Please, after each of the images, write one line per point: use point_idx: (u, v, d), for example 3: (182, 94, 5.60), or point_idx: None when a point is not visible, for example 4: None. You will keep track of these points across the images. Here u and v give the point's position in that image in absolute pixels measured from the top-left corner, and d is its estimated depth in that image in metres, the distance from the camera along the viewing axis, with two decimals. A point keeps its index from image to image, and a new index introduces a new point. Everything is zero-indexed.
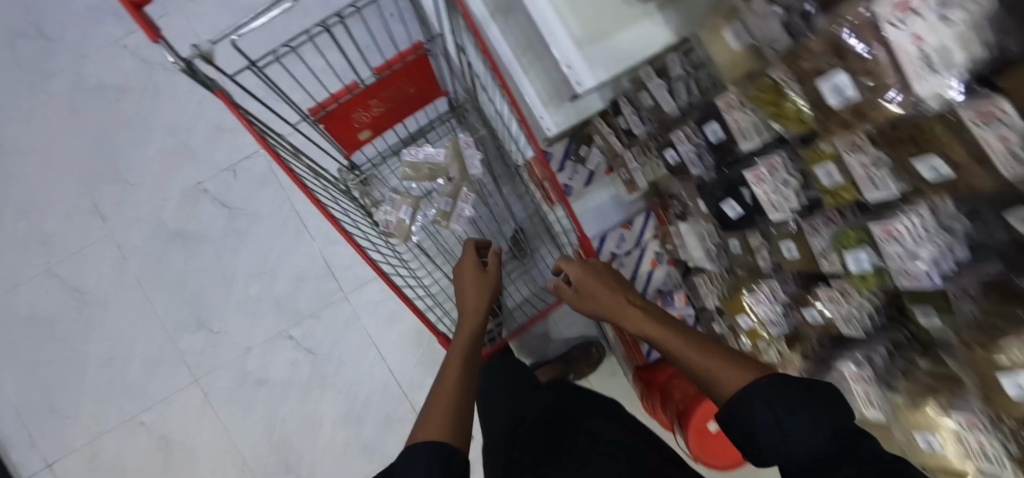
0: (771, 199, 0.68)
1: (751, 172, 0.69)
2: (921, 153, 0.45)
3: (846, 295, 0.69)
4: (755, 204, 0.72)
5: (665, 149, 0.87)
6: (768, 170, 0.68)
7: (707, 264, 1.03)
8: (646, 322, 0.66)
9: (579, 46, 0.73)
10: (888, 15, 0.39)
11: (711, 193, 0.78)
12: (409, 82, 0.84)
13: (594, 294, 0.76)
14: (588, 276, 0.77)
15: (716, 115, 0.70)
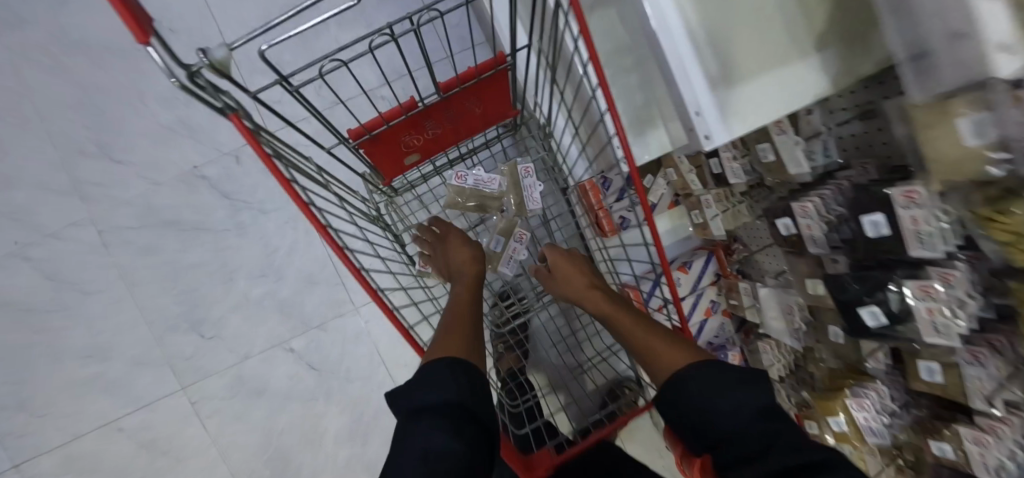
0: (935, 317, 0.55)
1: (916, 283, 0.55)
2: None
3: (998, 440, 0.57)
4: (905, 316, 0.57)
5: (779, 217, 0.71)
6: (941, 285, 0.54)
7: (788, 339, 0.88)
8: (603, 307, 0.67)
9: (713, 87, 0.56)
10: None
11: (845, 287, 0.61)
12: (478, 100, 0.65)
13: (567, 279, 0.76)
14: (566, 262, 0.78)
15: (887, 205, 0.53)
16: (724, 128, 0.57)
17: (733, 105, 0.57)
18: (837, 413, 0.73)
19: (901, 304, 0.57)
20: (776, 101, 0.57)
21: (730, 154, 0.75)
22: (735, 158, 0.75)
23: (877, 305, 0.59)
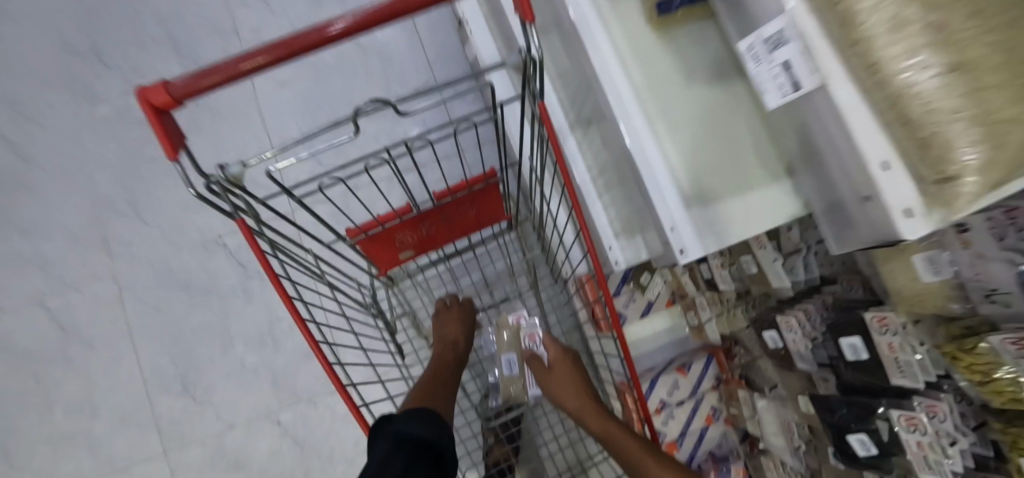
0: (925, 454, 0.51)
1: (901, 415, 0.52)
2: None
3: None
4: (895, 447, 0.54)
5: (766, 329, 0.73)
6: (927, 417, 0.51)
7: (788, 457, 0.84)
8: (592, 413, 0.72)
9: (687, 207, 0.62)
10: None
11: (834, 409, 0.60)
12: (473, 205, 0.72)
13: (559, 370, 0.81)
14: (562, 357, 0.83)
15: (862, 330, 0.54)
16: (699, 245, 0.61)
17: (705, 225, 0.61)
18: None
19: (892, 432, 0.54)
20: (748, 220, 0.62)
21: (718, 261, 0.81)
22: (723, 266, 0.80)
23: (866, 433, 0.57)
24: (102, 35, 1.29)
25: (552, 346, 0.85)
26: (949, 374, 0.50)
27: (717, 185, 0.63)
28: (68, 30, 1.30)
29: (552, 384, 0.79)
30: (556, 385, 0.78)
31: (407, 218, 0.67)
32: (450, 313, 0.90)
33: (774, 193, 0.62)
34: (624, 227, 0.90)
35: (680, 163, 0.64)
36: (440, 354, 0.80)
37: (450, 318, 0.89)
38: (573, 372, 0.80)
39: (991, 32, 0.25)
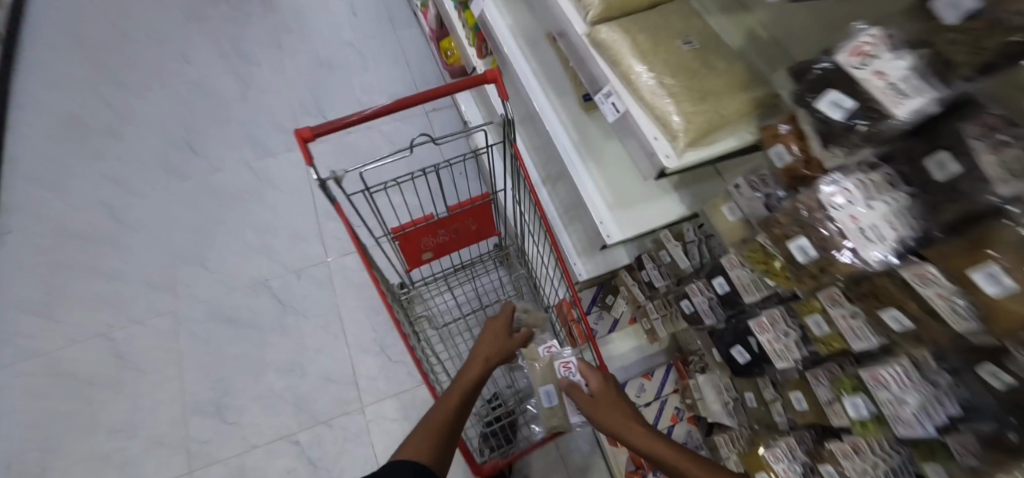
0: (774, 346, 0.77)
1: (755, 321, 0.80)
2: (883, 305, 0.57)
3: (858, 447, 0.69)
4: (761, 352, 0.82)
5: (682, 300, 0.98)
6: (770, 321, 0.79)
7: (725, 418, 1.05)
8: (641, 436, 0.78)
9: (610, 208, 0.95)
10: (831, 200, 0.56)
11: (723, 339, 0.88)
12: (472, 221, 1.05)
13: (604, 400, 0.84)
14: (604, 389, 0.86)
15: (722, 272, 0.87)
16: (619, 232, 0.93)
17: (624, 219, 0.94)
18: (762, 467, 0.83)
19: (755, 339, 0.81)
20: (653, 219, 0.95)
21: (649, 264, 1.12)
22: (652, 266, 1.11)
23: (742, 347, 0.85)
24: (197, 136, 1.75)
25: (596, 378, 0.88)
26: (776, 291, 0.78)
27: (632, 196, 0.97)
28: (172, 133, 1.77)
29: (592, 410, 0.84)
30: (599, 414, 0.83)
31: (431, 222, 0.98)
32: (484, 344, 0.94)
33: (668, 202, 0.97)
34: (584, 249, 1.22)
35: (608, 184, 0.98)
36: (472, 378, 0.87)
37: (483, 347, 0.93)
38: (617, 403, 0.84)
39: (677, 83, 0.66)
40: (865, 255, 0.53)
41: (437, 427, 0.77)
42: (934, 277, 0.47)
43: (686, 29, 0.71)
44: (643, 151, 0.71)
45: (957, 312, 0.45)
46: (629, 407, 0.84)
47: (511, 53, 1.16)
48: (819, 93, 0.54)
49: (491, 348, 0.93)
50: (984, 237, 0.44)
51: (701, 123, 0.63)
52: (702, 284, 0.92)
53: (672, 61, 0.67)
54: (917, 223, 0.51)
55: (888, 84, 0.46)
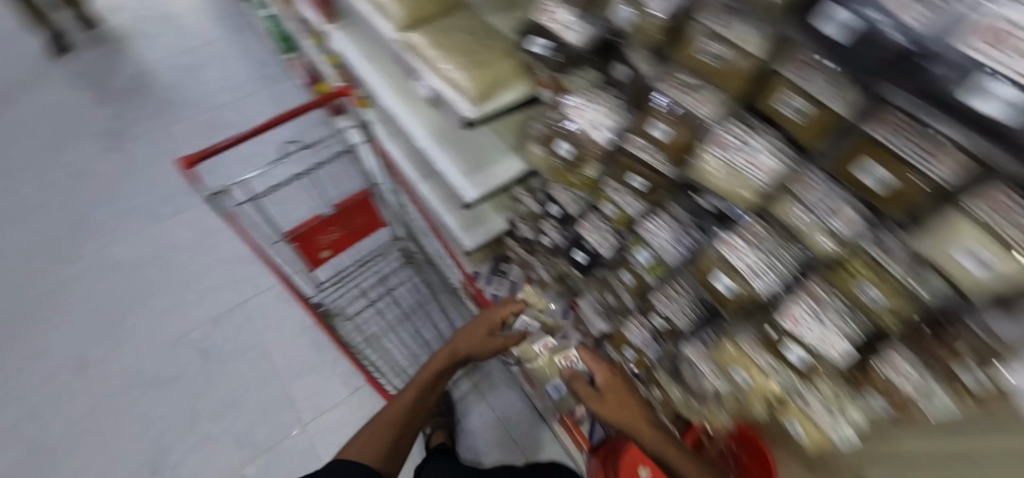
0: (596, 240, 1.02)
1: (581, 226, 1.04)
2: (630, 174, 0.85)
3: (672, 295, 0.92)
4: (593, 252, 1.04)
5: (540, 235, 1.21)
6: (590, 223, 1.02)
7: (601, 324, 1.17)
8: (638, 421, 1.04)
9: (466, 176, 1.18)
10: (573, 109, 0.86)
11: (566, 251, 1.11)
12: (359, 214, 1.22)
13: (608, 391, 1.08)
14: (609, 378, 1.09)
15: (553, 199, 1.12)
16: (474, 191, 1.16)
17: (478, 182, 1.17)
18: (624, 343, 1.11)
19: (581, 240, 1.06)
20: (500, 177, 1.18)
21: (521, 219, 1.29)
22: (522, 220, 1.30)
23: (580, 252, 1.07)
24: (115, 237, 2.06)
25: (602, 370, 1.10)
26: (587, 199, 1.03)
27: (481, 163, 1.19)
28: (96, 235, 2.08)
29: (593, 401, 1.08)
30: (604, 403, 1.06)
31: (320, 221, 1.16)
32: (452, 349, 1.28)
33: (513, 162, 1.20)
34: (467, 222, 1.38)
35: (460, 157, 1.20)
36: (427, 385, 1.24)
37: (448, 353, 1.28)
38: (621, 392, 1.08)
39: (463, 60, 0.91)
40: (602, 139, 0.84)
41: (380, 436, 1.13)
42: (642, 143, 0.79)
43: (466, 24, 0.98)
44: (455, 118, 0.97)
45: (663, 159, 0.79)
46: (630, 395, 1.08)
47: (362, 67, 1.35)
48: (530, 39, 0.83)
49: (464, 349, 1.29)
50: (646, 106, 0.77)
51: (484, 82, 0.89)
52: (550, 219, 1.14)
53: (459, 46, 0.93)
54: (624, 112, 0.83)
55: (563, 27, 0.78)
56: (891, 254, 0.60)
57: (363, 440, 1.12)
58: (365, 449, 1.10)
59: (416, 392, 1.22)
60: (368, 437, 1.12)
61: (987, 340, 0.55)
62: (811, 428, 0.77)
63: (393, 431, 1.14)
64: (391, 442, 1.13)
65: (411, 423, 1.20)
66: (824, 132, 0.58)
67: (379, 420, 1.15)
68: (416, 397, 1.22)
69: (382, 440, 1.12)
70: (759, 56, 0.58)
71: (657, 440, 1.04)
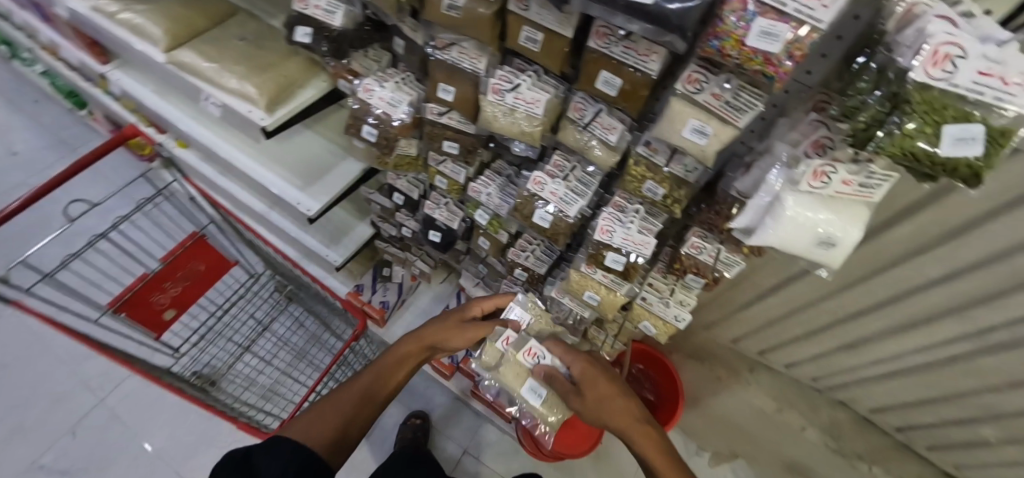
0: (444, 216, 1.07)
1: (427, 206, 1.08)
2: (441, 143, 0.88)
3: (525, 244, 0.99)
4: (445, 227, 1.08)
5: (401, 228, 1.24)
6: (434, 203, 1.07)
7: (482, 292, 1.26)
8: (628, 421, 0.76)
9: (304, 190, 1.13)
10: (365, 94, 0.84)
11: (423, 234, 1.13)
12: (197, 260, 1.14)
13: (589, 382, 0.81)
14: (590, 368, 0.83)
15: (395, 188, 1.11)
16: (315, 202, 1.11)
17: (317, 193, 1.13)
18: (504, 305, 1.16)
19: (431, 220, 1.08)
20: (340, 183, 1.14)
21: (381, 220, 1.32)
22: (383, 221, 1.33)
23: (435, 230, 1.09)
24: None
25: (579, 361, 0.84)
26: (424, 181, 1.09)
27: (316, 174, 1.15)
28: None
29: (573, 397, 0.81)
30: (584, 397, 0.79)
31: (150, 279, 1.06)
32: (419, 340, 0.94)
33: (349, 164, 1.17)
34: (332, 238, 1.37)
35: (293, 174, 1.15)
36: (382, 378, 0.86)
37: (418, 343, 0.94)
38: (610, 384, 0.80)
39: (240, 69, 0.86)
40: (400, 115, 0.84)
41: (336, 424, 0.75)
42: (439, 111, 0.83)
43: (241, 31, 0.93)
44: (257, 134, 0.92)
45: (460, 122, 0.84)
46: (618, 385, 0.81)
47: (150, 99, 1.19)
48: (295, 30, 0.79)
49: (436, 342, 0.95)
50: (431, 73, 0.78)
51: (271, 88, 0.85)
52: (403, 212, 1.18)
53: (236, 55, 0.88)
54: (416, 85, 0.85)
55: (323, 10, 0.74)
56: (656, 150, 0.69)
57: (310, 418, 0.75)
58: (317, 431, 0.73)
59: (374, 379, 0.85)
60: (318, 418, 0.75)
61: (737, 199, 0.68)
62: (660, 323, 0.89)
63: (349, 421, 0.76)
64: (347, 419, 0.76)
65: (363, 411, 0.79)
66: (561, 58, 0.63)
67: (336, 403, 0.78)
68: (375, 385, 0.84)
69: (329, 421, 0.75)
70: (492, 0, 0.62)
71: (653, 446, 0.74)
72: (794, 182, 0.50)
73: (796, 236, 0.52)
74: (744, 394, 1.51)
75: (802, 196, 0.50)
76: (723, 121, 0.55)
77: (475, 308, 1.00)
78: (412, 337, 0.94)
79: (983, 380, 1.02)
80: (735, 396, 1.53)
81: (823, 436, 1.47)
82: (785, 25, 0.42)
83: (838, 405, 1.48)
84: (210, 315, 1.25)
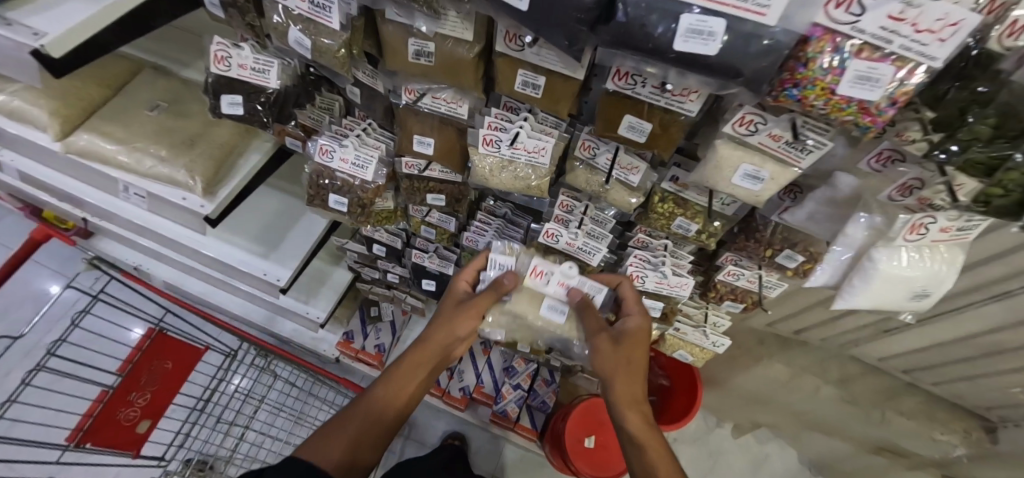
0: (436, 263, 0.95)
1: (415, 255, 0.96)
2: (425, 195, 0.75)
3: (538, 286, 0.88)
4: (438, 274, 0.97)
5: (386, 273, 1.12)
6: (424, 251, 0.95)
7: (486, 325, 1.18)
8: (634, 404, 0.62)
9: (267, 258, 0.96)
10: (322, 156, 0.69)
11: (415, 281, 1.02)
12: (162, 358, 1.00)
13: (632, 344, 0.64)
14: (639, 334, 0.64)
15: (373, 239, 0.97)
16: (285, 270, 0.95)
17: (283, 258, 0.96)
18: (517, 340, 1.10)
19: (421, 268, 0.97)
20: (306, 242, 0.99)
21: (358, 262, 1.14)
22: (359, 263, 1.14)
23: (429, 278, 0.98)
24: None
25: (636, 318, 0.65)
26: (402, 226, 0.95)
27: (277, 235, 0.98)
28: None
29: (600, 346, 0.64)
30: (611, 360, 0.63)
31: (111, 398, 0.91)
32: (433, 340, 0.69)
33: (310, 217, 1.02)
34: (306, 292, 1.21)
35: (249, 240, 0.97)
36: (397, 391, 0.65)
37: (436, 337, 0.70)
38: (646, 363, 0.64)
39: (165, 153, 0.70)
40: (370, 174, 0.70)
41: (344, 445, 0.58)
42: (416, 164, 0.70)
43: (154, 96, 0.81)
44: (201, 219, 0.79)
45: (443, 171, 0.71)
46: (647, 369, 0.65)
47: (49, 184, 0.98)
48: (220, 99, 0.64)
49: (452, 334, 0.70)
50: (400, 124, 0.65)
51: (207, 166, 0.72)
52: (388, 262, 1.06)
53: (159, 130, 0.76)
54: (384, 135, 0.71)
55: (251, 69, 0.61)
56: (686, 185, 0.59)
57: (315, 438, 0.59)
58: (327, 450, 0.57)
59: (388, 391, 0.65)
60: (323, 437, 0.59)
61: (779, 223, 0.61)
62: (695, 350, 0.84)
63: (363, 437, 0.60)
64: (366, 448, 0.59)
65: (375, 426, 0.61)
66: (566, 101, 0.51)
67: (340, 422, 0.61)
68: (387, 400, 0.64)
69: (336, 446, 0.57)
70: (473, 40, 0.48)
71: (656, 450, 0.58)
72: (885, 237, 0.43)
73: (892, 295, 0.45)
74: (758, 369, 1.33)
75: (896, 252, 0.43)
76: (782, 161, 0.46)
77: (467, 273, 0.73)
78: (423, 337, 0.70)
79: (978, 327, 0.88)
80: (746, 370, 1.34)
81: (839, 392, 1.29)
82: (888, 66, 0.32)
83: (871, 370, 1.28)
84: (191, 412, 1.11)
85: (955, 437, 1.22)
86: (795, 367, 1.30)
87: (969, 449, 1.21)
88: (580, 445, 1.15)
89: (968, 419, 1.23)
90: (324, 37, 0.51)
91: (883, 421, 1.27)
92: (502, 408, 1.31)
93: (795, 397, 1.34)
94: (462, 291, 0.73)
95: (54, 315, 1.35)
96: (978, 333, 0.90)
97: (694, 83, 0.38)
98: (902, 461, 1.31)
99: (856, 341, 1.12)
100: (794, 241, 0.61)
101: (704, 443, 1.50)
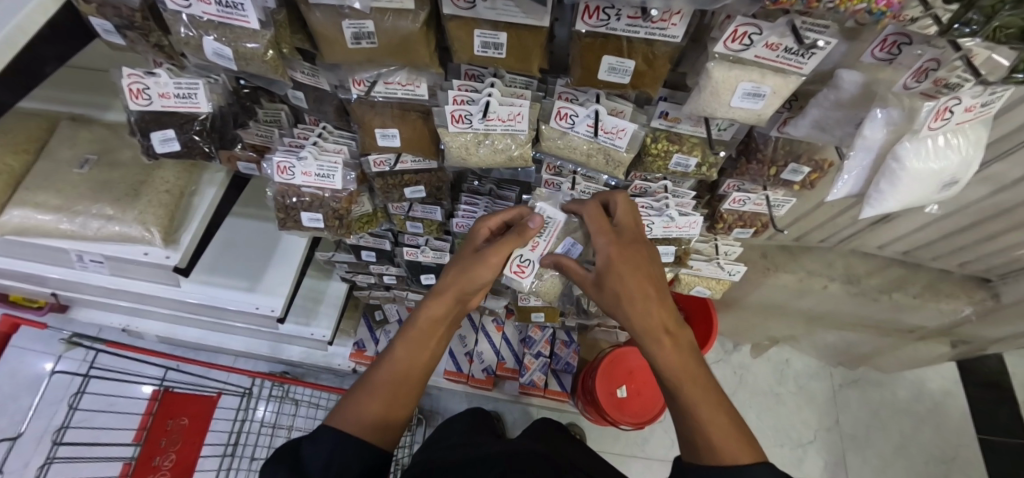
0: (430, 257, 0.90)
1: (409, 253, 0.91)
2: (405, 189, 0.70)
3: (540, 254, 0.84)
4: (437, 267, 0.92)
5: (381, 276, 1.07)
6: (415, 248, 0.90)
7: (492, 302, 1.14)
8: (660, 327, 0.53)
9: (254, 291, 0.89)
10: (282, 176, 0.63)
11: (413, 279, 0.97)
12: (179, 416, 0.95)
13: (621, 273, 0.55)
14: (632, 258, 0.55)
15: (360, 246, 0.92)
16: (277, 298, 0.89)
17: (271, 288, 0.90)
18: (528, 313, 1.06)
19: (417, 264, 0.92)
20: (291, 265, 0.93)
21: (348, 272, 1.09)
22: (351, 271, 1.09)
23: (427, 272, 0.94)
24: None
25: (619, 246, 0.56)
26: (387, 227, 0.89)
27: (257, 266, 0.91)
28: None
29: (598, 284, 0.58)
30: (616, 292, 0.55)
31: (136, 468, 0.89)
32: (450, 289, 0.63)
33: (288, 238, 0.95)
34: (304, 313, 1.16)
35: (229, 275, 0.90)
36: (418, 348, 0.59)
37: (454, 286, 0.63)
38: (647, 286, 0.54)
39: None
40: (341, 182, 0.64)
41: (373, 410, 0.53)
42: (385, 160, 0.64)
43: (80, 150, 0.73)
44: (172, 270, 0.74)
45: (416, 161, 0.65)
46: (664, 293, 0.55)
47: None
48: (151, 138, 0.58)
49: (472, 283, 0.64)
50: (357, 121, 0.58)
51: (161, 215, 0.66)
52: (383, 266, 1.02)
53: (98, 186, 0.69)
54: (344, 137, 0.65)
55: (176, 97, 0.54)
56: (678, 118, 0.54)
57: (346, 402, 0.54)
58: (361, 413, 0.52)
59: (408, 352, 0.58)
60: (354, 398, 0.54)
61: (780, 138, 0.56)
62: (713, 283, 0.83)
63: (391, 405, 0.54)
64: (389, 408, 0.54)
65: (401, 384, 0.56)
66: (535, 56, 0.45)
67: (364, 392, 0.54)
68: (408, 358, 0.58)
69: (369, 411, 0.53)
70: (415, 8, 0.41)
71: (693, 384, 0.49)
72: (907, 131, 0.42)
73: (920, 188, 0.44)
74: (769, 282, 1.18)
75: (921, 144, 0.41)
76: (781, 71, 0.41)
77: (491, 220, 0.66)
78: (439, 287, 0.63)
79: (985, 182, 0.75)
80: (758, 284, 1.21)
81: (847, 288, 1.14)
82: None
83: (892, 265, 1.14)
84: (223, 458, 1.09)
85: (962, 304, 1.12)
86: (805, 272, 1.15)
87: (976, 310, 1.12)
88: (614, 397, 1.16)
89: (964, 283, 1.13)
90: (246, 41, 0.44)
91: (894, 304, 1.15)
92: (530, 378, 1.30)
93: (805, 299, 1.22)
94: (484, 240, 0.67)
95: (56, 394, 1.30)
96: (986, 196, 0.78)
97: (682, 5, 0.33)
98: (915, 334, 1.25)
99: (863, 241, 1.06)
100: (799, 153, 0.57)
101: (728, 363, 1.54)
